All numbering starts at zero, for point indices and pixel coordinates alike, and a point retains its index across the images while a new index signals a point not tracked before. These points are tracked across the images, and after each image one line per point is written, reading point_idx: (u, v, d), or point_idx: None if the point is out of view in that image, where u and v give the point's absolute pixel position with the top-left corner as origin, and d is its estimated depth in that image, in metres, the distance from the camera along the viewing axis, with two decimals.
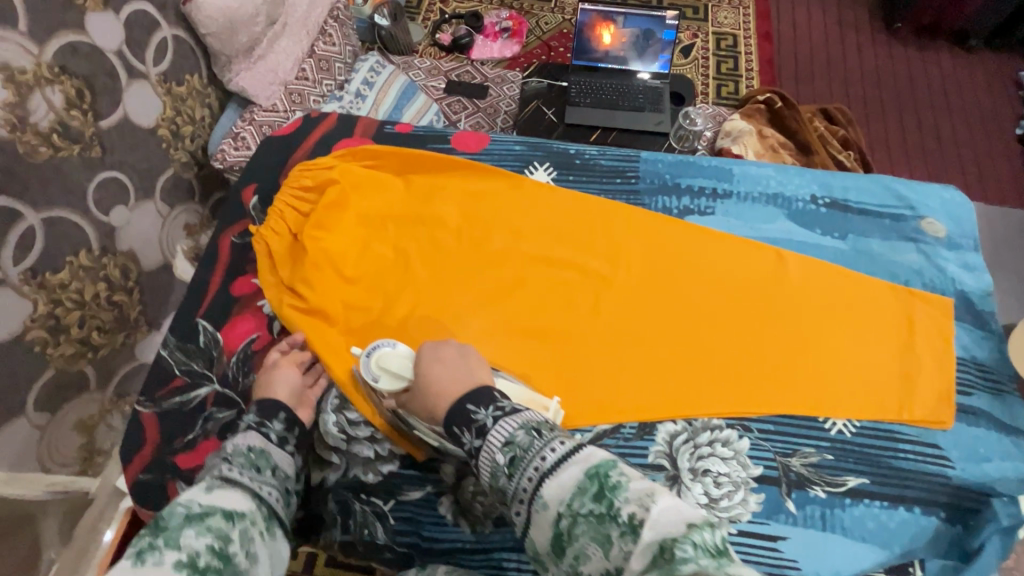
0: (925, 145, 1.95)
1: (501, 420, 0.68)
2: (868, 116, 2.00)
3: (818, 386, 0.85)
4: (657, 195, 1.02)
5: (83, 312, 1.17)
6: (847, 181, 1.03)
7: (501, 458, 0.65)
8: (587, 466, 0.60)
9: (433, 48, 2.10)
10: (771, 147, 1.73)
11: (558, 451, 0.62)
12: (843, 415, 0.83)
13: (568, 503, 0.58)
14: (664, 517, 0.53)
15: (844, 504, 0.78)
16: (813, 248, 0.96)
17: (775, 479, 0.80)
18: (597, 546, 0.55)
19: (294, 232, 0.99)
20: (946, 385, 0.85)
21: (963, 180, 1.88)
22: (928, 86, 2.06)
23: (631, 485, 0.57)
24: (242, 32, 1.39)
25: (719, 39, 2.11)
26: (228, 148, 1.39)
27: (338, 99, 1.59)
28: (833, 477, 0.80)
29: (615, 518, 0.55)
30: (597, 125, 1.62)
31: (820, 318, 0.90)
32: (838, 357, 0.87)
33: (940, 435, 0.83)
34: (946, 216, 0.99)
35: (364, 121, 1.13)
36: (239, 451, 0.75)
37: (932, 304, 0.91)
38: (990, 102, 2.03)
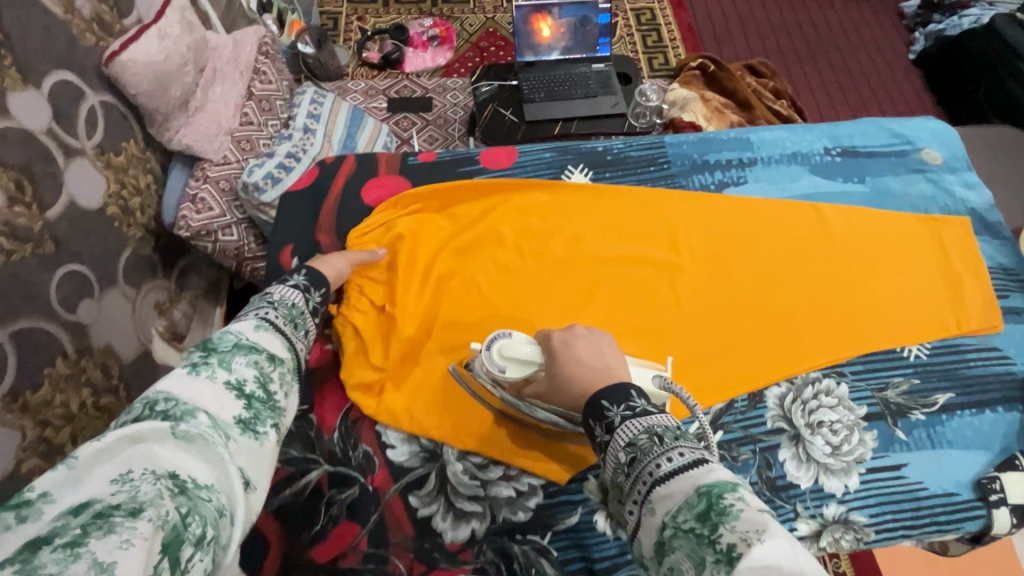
0: (840, 82, 2.14)
1: (631, 420, 0.64)
2: (786, 64, 2.16)
3: (889, 320, 0.92)
4: (691, 174, 1.05)
5: (73, 426, 1.04)
6: (850, 129, 1.11)
7: (621, 455, 0.63)
8: (704, 483, 0.55)
9: (363, 68, 2.03)
10: (716, 108, 1.83)
11: (676, 460, 0.58)
12: (916, 341, 0.91)
13: (673, 516, 0.55)
14: (770, 558, 0.47)
15: (942, 419, 0.86)
16: (842, 196, 1.03)
17: (880, 414, 0.86)
18: (689, 566, 0.51)
19: (379, 305, 0.95)
20: (990, 291, 0.95)
21: (879, 107, 2.09)
22: (829, 29, 2.26)
23: (749, 514, 0.51)
24: (174, 85, 1.28)
25: (639, 15, 2.20)
26: (189, 213, 1.29)
27: (287, 138, 1.48)
28: (925, 398, 0.87)
29: (713, 543, 0.50)
30: (557, 118, 1.64)
31: (873, 258, 0.97)
32: (895, 288, 0.95)
33: (992, 336, 0.92)
34: (938, 143, 1.10)
35: (385, 157, 1.07)
36: (285, 303, 0.76)
37: (954, 223, 1.01)
38: (883, 35, 2.26)
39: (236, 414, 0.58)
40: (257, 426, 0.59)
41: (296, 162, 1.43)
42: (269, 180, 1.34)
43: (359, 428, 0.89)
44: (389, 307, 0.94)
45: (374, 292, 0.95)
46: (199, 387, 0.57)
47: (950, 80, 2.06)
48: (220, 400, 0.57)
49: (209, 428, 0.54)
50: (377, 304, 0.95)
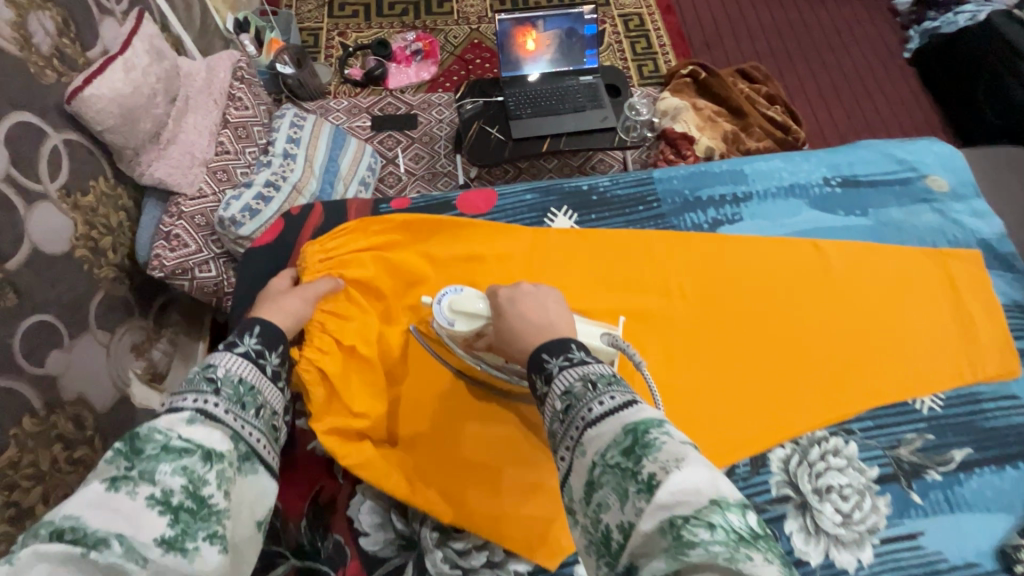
0: (835, 84, 2.09)
1: (567, 369, 0.62)
2: (779, 67, 2.11)
3: (899, 368, 0.87)
4: (682, 213, 1.00)
5: (44, 485, 0.99)
6: (850, 156, 1.07)
7: (556, 403, 0.61)
8: (631, 421, 0.55)
9: (345, 85, 1.98)
10: (709, 117, 1.79)
11: (607, 404, 0.57)
12: (929, 392, 0.86)
13: (602, 456, 0.54)
14: (688, 484, 0.48)
15: (960, 479, 0.81)
16: (844, 231, 0.99)
17: (893, 475, 0.81)
18: (615, 499, 0.52)
19: (346, 344, 0.86)
20: (1004, 334, 0.91)
21: (875, 109, 2.04)
22: (822, 29, 2.21)
23: (671, 445, 0.52)
24: (144, 118, 1.23)
25: (627, 21, 2.15)
26: (163, 251, 1.23)
27: (266, 165, 1.43)
28: (940, 456, 0.82)
29: (636, 475, 0.51)
30: (545, 134, 1.58)
31: (881, 300, 0.92)
32: (903, 331, 0.90)
33: (1008, 383, 0.88)
34: (944, 169, 1.05)
35: (356, 204, 1.02)
36: (230, 380, 0.65)
37: (965, 259, 0.96)
38: (877, 33, 2.21)
39: (160, 531, 0.51)
40: (186, 543, 0.52)
41: (275, 191, 1.38)
42: (246, 214, 1.30)
43: (329, 512, 0.84)
44: (362, 348, 0.88)
45: (342, 331, 0.87)
46: (113, 508, 0.50)
47: (947, 79, 2.01)
48: (138, 520, 0.50)
49: (122, 560, 0.47)
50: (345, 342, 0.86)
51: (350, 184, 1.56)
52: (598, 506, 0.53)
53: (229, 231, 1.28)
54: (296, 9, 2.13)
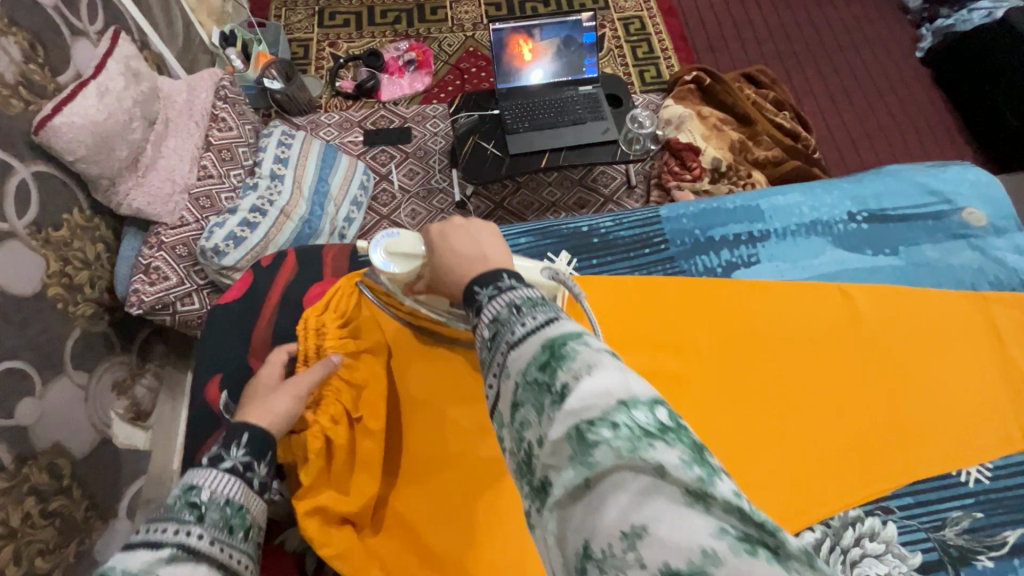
0: (846, 86, 2.01)
1: (497, 296, 0.49)
2: (787, 70, 2.03)
3: (936, 432, 0.78)
4: (692, 256, 0.93)
5: (16, 542, 0.93)
6: (875, 188, 0.99)
7: (484, 331, 0.48)
8: (550, 331, 0.43)
9: (337, 98, 1.91)
10: (715, 126, 1.71)
11: (529, 322, 0.45)
12: (974, 462, 0.77)
13: (519, 372, 0.42)
14: (603, 386, 0.38)
15: (1016, 566, 0.71)
16: (870, 272, 0.91)
17: (940, 562, 0.70)
18: (533, 413, 0.41)
19: (351, 415, 0.79)
20: None
21: (888, 112, 1.96)
22: (830, 29, 2.13)
23: (590, 351, 0.41)
24: (120, 145, 1.16)
25: (627, 24, 2.07)
26: (142, 285, 1.18)
27: (252, 188, 1.37)
28: (991, 538, 0.72)
29: (550, 387, 0.40)
30: (544, 148, 1.51)
31: (914, 354, 0.84)
32: (943, 391, 0.81)
33: None
34: (980, 202, 0.98)
35: (333, 251, 0.99)
36: (215, 502, 0.56)
37: (1011, 305, 0.87)
38: (888, 33, 2.13)
39: None
40: None
41: (262, 216, 1.32)
42: (231, 242, 1.24)
43: None
44: (368, 421, 0.79)
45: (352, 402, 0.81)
46: None
47: (963, 80, 1.92)
48: None
49: None
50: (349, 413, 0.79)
51: (341, 205, 1.49)
52: (518, 426, 0.42)
53: (212, 263, 1.23)
54: (286, 19, 2.06)
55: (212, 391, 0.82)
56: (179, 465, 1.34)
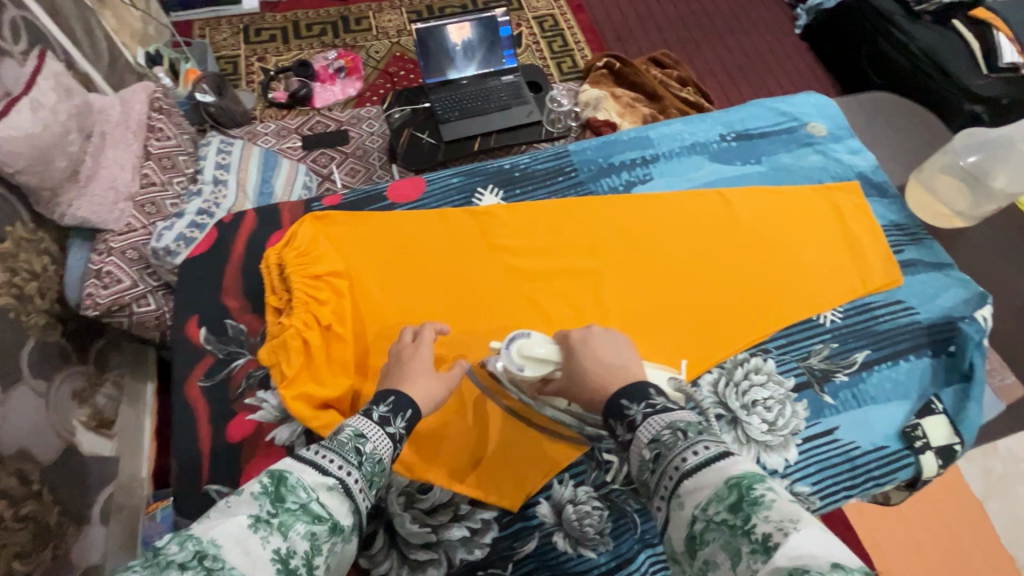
0: (739, 64, 2.25)
1: (651, 417, 0.62)
2: (687, 52, 2.26)
3: (803, 290, 0.92)
4: (599, 179, 1.04)
5: None
6: (742, 113, 1.14)
7: (646, 452, 0.60)
8: (733, 475, 0.53)
9: (271, 109, 1.97)
10: (628, 103, 1.89)
11: (701, 454, 0.56)
12: (831, 307, 0.91)
13: (703, 509, 0.52)
14: (806, 547, 0.45)
15: (863, 377, 0.86)
16: (744, 177, 1.04)
17: (808, 382, 0.85)
18: (724, 559, 0.49)
19: (325, 321, 0.84)
20: (886, 249, 0.97)
21: (777, 82, 2.22)
22: (720, 14, 2.38)
23: (782, 504, 0.49)
24: (59, 156, 1.19)
25: (541, 22, 2.25)
26: (96, 289, 1.21)
27: (197, 194, 1.42)
28: (845, 358, 0.87)
29: (747, 533, 0.49)
30: (475, 134, 1.63)
31: (783, 231, 0.98)
32: (809, 257, 0.95)
33: (894, 291, 0.94)
34: (822, 116, 1.14)
35: (289, 206, 1.00)
36: (372, 457, 0.66)
37: (847, 191, 1.03)
38: (769, 15, 2.40)
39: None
40: None
41: (210, 217, 1.38)
42: (181, 242, 1.27)
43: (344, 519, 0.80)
44: (336, 327, 0.84)
45: (319, 312, 0.85)
46: (245, 549, 0.51)
47: (833, 49, 2.20)
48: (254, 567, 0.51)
49: None
50: (324, 320, 0.84)
51: None
52: (705, 564, 0.51)
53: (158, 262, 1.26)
54: (211, 37, 2.10)
55: (194, 329, 0.88)
56: (145, 472, 1.38)
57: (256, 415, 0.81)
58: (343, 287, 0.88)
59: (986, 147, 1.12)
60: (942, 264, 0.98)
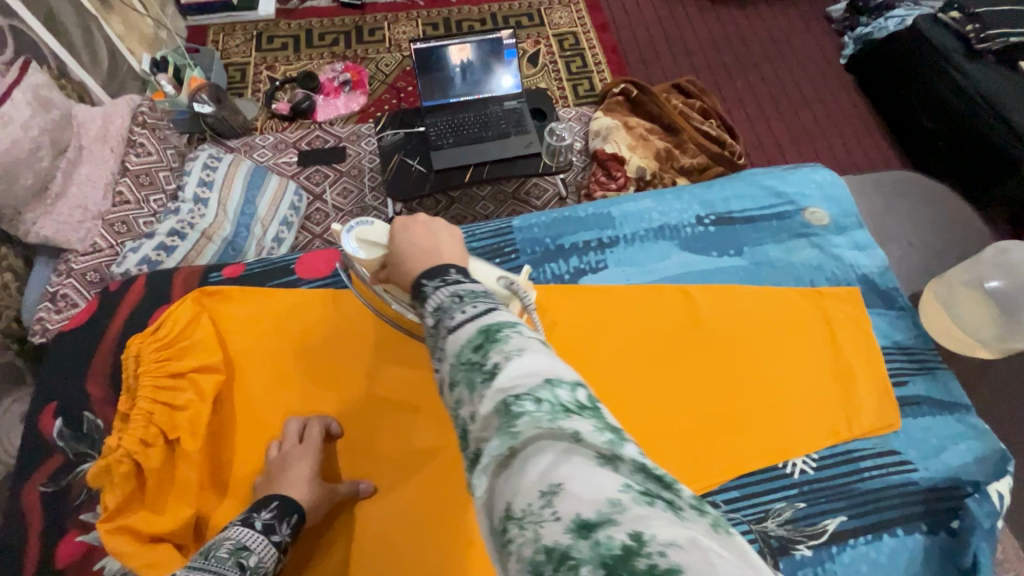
0: (774, 95, 2.06)
1: (443, 288, 0.53)
2: (716, 79, 2.09)
3: (755, 428, 0.78)
4: (543, 263, 0.92)
5: None
6: (725, 191, 1.00)
7: (428, 320, 0.52)
8: (488, 320, 0.47)
9: (273, 120, 1.92)
10: (641, 136, 1.75)
11: (469, 310, 0.48)
12: (800, 453, 0.76)
13: (454, 355, 0.46)
14: (529, 369, 0.41)
15: (832, 553, 0.70)
16: (716, 274, 0.91)
17: (760, 553, 0.69)
18: (465, 392, 0.43)
19: (171, 435, 0.75)
20: (883, 381, 0.82)
21: (814, 118, 2.02)
22: (759, 39, 2.20)
23: (520, 337, 0.45)
24: (26, 174, 1.17)
25: (562, 40, 2.13)
26: (48, 314, 1.17)
27: (173, 213, 1.36)
28: (811, 527, 0.71)
29: (482, 367, 0.43)
30: (468, 163, 1.53)
31: (735, 347, 0.84)
32: (764, 384, 0.81)
33: (889, 437, 0.78)
34: (823, 200, 0.99)
35: (183, 274, 0.94)
36: (253, 571, 0.61)
37: (838, 298, 0.89)
38: (814, 42, 2.20)
39: None
40: None
41: (181, 239, 1.32)
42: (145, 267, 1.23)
43: None
44: (185, 442, 0.74)
45: (169, 423, 0.76)
46: None
47: (881, 85, 1.99)
48: None
49: None
50: (170, 434, 0.75)
51: (269, 225, 1.51)
52: (453, 405, 0.44)
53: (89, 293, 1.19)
54: (223, 43, 2.08)
55: (47, 421, 0.81)
56: None
57: (89, 536, 0.73)
58: (207, 389, 0.79)
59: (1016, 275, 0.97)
60: (952, 405, 0.83)
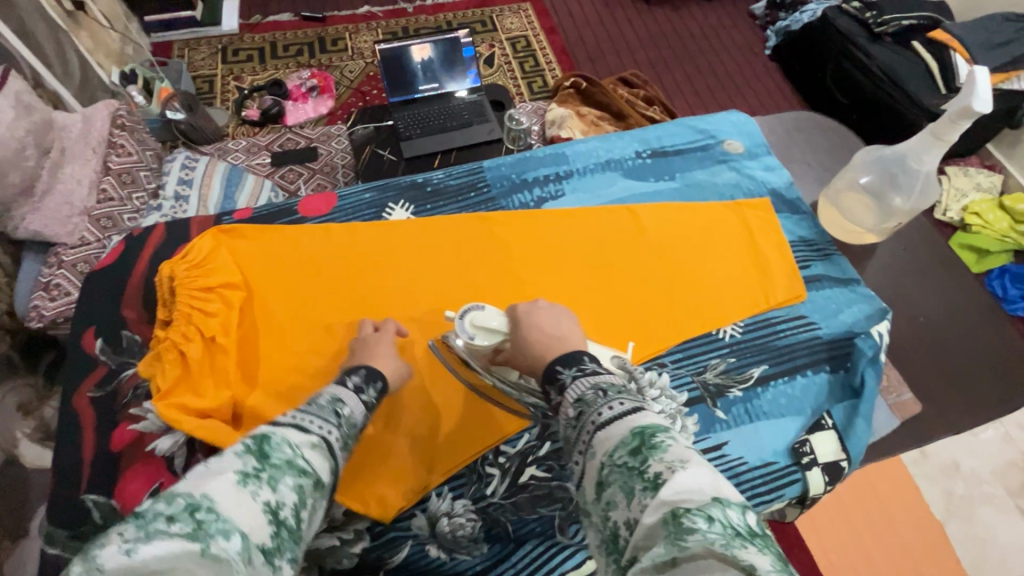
0: (708, 84, 2.28)
1: (580, 377, 0.67)
2: (657, 72, 2.30)
3: (705, 302, 0.93)
4: (510, 195, 1.06)
5: None
6: (659, 131, 1.15)
7: (569, 410, 0.65)
8: (638, 425, 0.58)
9: (243, 126, 2.01)
10: (592, 122, 1.92)
11: (615, 410, 0.61)
12: (731, 321, 0.92)
13: (609, 455, 0.57)
14: (690, 483, 0.50)
15: (758, 392, 0.86)
16: (654, 194, 1.06)
17: (700, 397, 0.85)
18: (620, 496, 0.54)
19: (209, 334, 0.85)
20: (791, 264, 0.98)
21: (746, 102, 2.24)
22: (692, 36, 2.43)
23: (676, 450, 0.54)
24: (13, 171, 1.23)
25: (514, 43, 2.30)
26: (43, 301, 1.23)
27: (156, 210, 1.43)
28: (740, 373, 0.87)
29: (642, 474, 0.53)
30: (435, 151, 1.66)
31: (689, 243, 0.99)
32: (712, 270, 0.96)
33: (797, 306, 0.95)
34: (740, 134, 1.16)
35: (199, 220, 1.02)
36: (350, 421, 0.68)
37: (758, 208, 1.05)
38: (741, 37, 2.44)
39: (262, 540, 0.50)
40: (276, 559, 0.51)
41: None
42: None
43: None
44: (221, 338, 0.85)
45: (204, 324, 0.85)
46: (239, 502, 0.50)
47: (800, 70, 2.23)
48: (253, 520, 0.50)
49: (236, 556, 0.47)
50: (209, 333, 0.85)
51: None
52: (606, 503, 0.56)
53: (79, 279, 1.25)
54: (189, 57, 2.16)
55: (88, 341, 0.89)
56: None
57: (138, 425, 0.81)
58: (235, 300, 0.89)
59: (880, 166, 1.12)
60: (848, 280, 0.99)
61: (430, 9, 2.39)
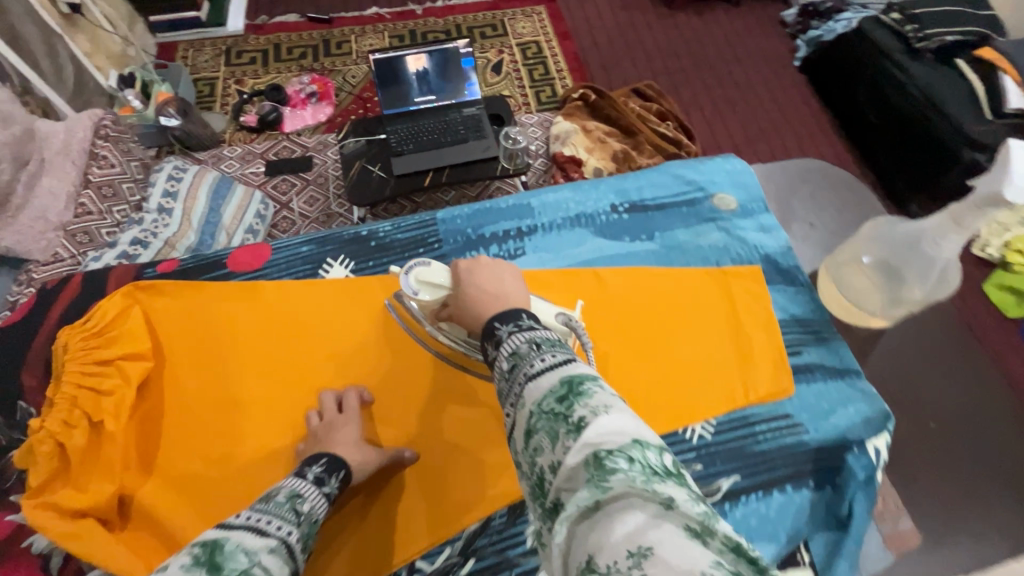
0: (730, 96, 2.14)
1: (515, 332, 0.57)
2: (675, 83, 2.16)
3: (670, 388, 0.85)
4: (463, 252, 0.99)
5: None
6: (639, 181, 1.08)
7: (502, 364, 0.56)
8: (568, 371, 0.50)
9: (241, 132, 1.96)
10: (599, 138, 1.80)
11: (548, 360, 0.52)
12: (701, 420, 0.82)
13: (536, 403, 0.49)
14: (616, 426, 0.44)
15: (724, 510, 0.76)
16: (628, 257, 0.98)
17: None
18: (546, 441, 0.47)
19: (94, 418, 0.82)
20: (779, 350, 0.89)
21: (769, 117, 2.09)
22: (716, 44, 2.28)
23: (604, 393, 0.48)
24: None
25: (525, 49, 2.20)
26: None
27: (137, 224, 1.38)
28: (707, 486, 0.78)
29: (567, 419, 0.46)
30: (427, 168, 1.58)
31: (636, 322, 0.91)
32: (680, 352, 0.88)
33: (784, 402, 0.85)
34: (732, 186, 1.08)
35: (118, 272, 1.00)
36: (311, 518, 0.63)
37: (744, 276, 0.97)
38: (769, 46, 2.28)
39: None
40: None
41: (143, 248, 1.34)
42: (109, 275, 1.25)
43: None
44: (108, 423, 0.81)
45: (94, 407, 0.82)
46: None
47: (830, 85, 2.06)
48: None
49: None
50: (93, 417, 0.81)
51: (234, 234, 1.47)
52: (532, 451, 0.48)
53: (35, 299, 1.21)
54: (192, 59, 2.13)
55: None
56: None
57: (18, 515, 0.80)
58: (132, 375, 0.85)
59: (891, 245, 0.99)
60: (845, 371, 0.89)
61: (440, 10, 2.30)
